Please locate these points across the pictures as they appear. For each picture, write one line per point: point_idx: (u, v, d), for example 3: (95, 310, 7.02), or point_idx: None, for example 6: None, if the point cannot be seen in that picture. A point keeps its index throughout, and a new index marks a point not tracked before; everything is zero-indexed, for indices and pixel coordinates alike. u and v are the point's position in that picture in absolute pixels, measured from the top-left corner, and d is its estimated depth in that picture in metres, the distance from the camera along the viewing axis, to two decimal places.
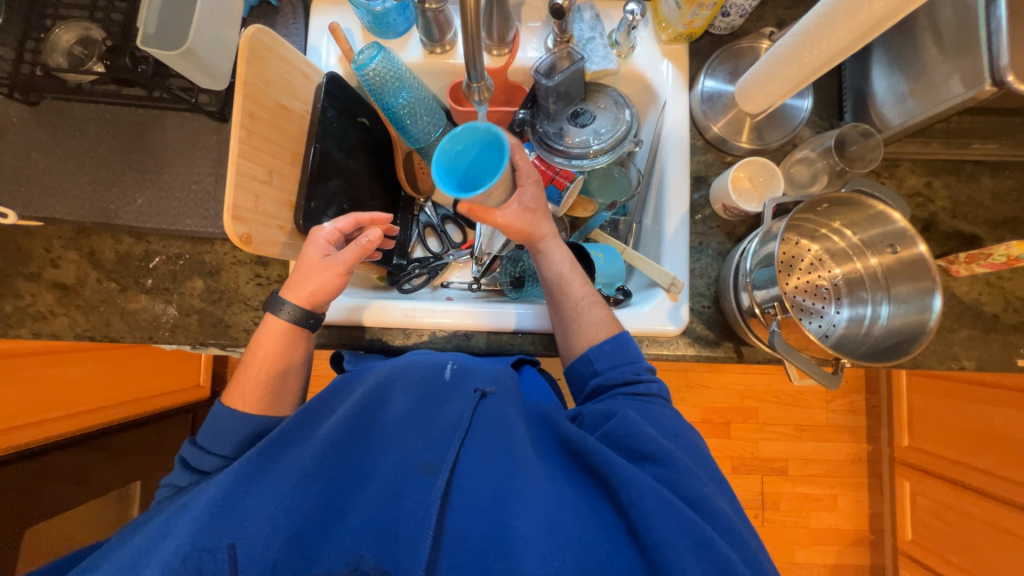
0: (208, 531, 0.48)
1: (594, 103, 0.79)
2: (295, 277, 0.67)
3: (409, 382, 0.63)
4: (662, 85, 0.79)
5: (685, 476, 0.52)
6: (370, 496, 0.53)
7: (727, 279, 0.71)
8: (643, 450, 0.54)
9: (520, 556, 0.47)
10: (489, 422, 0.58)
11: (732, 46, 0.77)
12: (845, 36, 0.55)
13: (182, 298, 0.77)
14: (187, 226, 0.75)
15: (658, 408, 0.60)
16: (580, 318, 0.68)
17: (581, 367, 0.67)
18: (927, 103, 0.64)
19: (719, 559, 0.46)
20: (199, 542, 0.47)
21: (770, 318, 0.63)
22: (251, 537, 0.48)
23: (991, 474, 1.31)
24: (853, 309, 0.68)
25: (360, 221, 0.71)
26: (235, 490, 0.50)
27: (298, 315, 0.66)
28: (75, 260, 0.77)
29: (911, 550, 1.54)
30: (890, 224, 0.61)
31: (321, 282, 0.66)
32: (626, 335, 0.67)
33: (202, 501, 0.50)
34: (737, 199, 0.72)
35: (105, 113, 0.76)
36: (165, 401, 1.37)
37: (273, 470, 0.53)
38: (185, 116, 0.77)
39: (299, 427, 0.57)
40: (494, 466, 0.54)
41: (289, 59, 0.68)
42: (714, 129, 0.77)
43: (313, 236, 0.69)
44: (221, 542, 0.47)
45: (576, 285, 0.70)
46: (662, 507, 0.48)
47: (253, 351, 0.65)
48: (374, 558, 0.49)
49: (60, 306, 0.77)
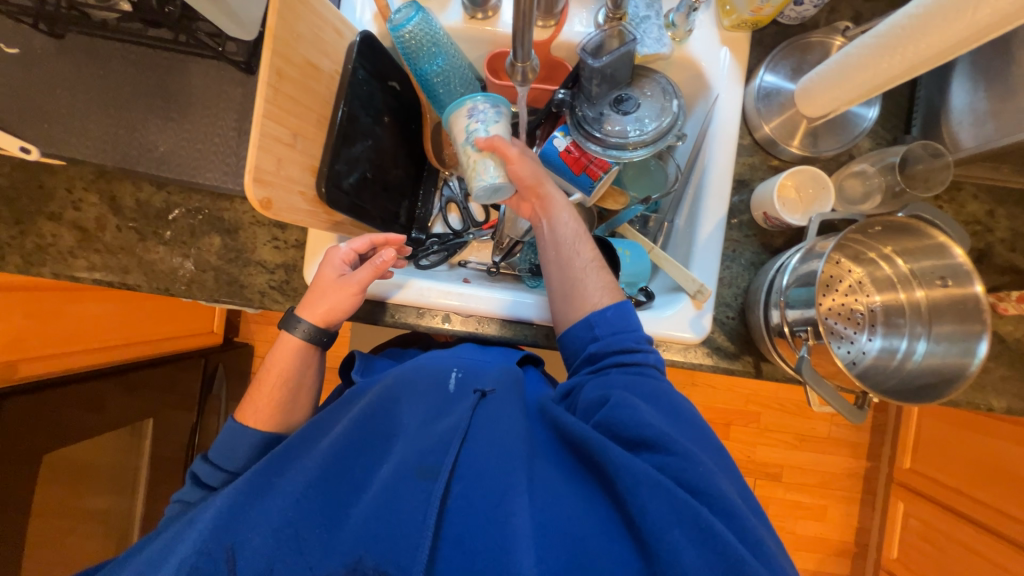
0: (214, 536, 0.50)
1: (640, 90, 0.73)
2: (309, 296, 0.67)
3: (416, 388, 0.65)
4: (717, 75, 0.72)
5: (682, 460, 0.52)
6: (368, 499, 0.53)
7: (758, 292, 0.67)
8: (636, 437, 0.54)
9: (517, 554, 0.46)
10: (489, 425, 0.58)
11: (800, 39, 0.71)
12: (935, 44, 0.49)
13: (199, 253, 0.76)
14: (208, 179, 0.73)
15: (656, 384, 0.60)
16: (585, 279, 0.67)
17: (580, 334, 0.65)
18: (1008, 128, 0.59)
19: (718, 542, 0.45)
20: (204, 545, 0.49)
21: (799, 342, 0.59)
22: (250, 545, 0.49)
23: (991, 507, 1.29)
24: (886, 338, 0.64)
25: (376, 242, 0.70)
26: (242, 503, 0.52)
27: (313, 333, 0.66)
28: (96, 204, 0.76)
29: (895, 568, 1.56)
30: (949, 258, 0.56)
31: (335, 301, 0.66)
32: (627, 304, 0.66)
33: (209, 514, 0.52)
34: (780, 209, 0.67)
35: (132, 53, 0.74)
36: (160, 348, 1.38)
37: (277, 483, 0.55)
38: (212, 63, 0.74)
39: (304, 439, 0.60)
40: (492, 459, 0.54)
41: (321, 12, 0.63)
42: (765, 129, 0.72)
43: (329, 255, 0.69)
44: (222, 545, 0.49)
45: (584, 248, 0.69)
46: (656, 491, 0.49)
47: (267, 369, 0.66)
48: (372, 559, 0.48)
49: (80, 250, 0.76)
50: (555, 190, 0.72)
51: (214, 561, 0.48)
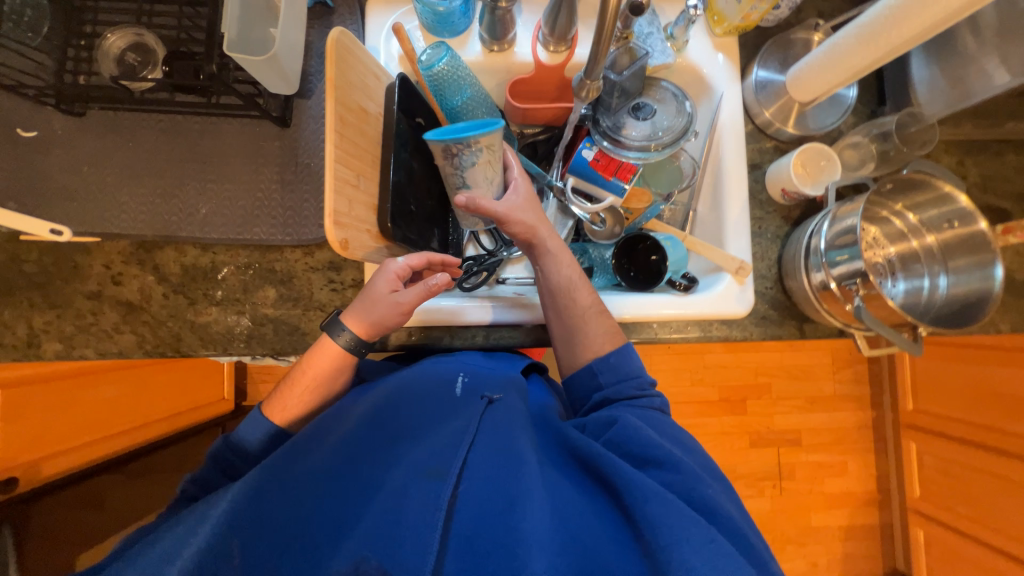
0: (227, 535, 0.52)
1: (652, 96, 0.81)
2: (357, 305, 0.67)
3: (418, 391, 0.63)
4: (717, 77, 0.81)
5: (688, 478, 0.54)
6: (376, 501, 0.51)
7: (796, 259, 0.75)
8: (646, 455, 0.56)
9: (527, 559, 0.46)
10: (499, 427, 0.57)
11: (782, 37, 0.81)
12: (909, 32, 0.59)
13: (255, 308, 0.75)
14: (257, 233, 0.74)
15: (659, 415, 0.64)
16: (586, 326, 0.68)
17: (585, 381, 0.69)
18: (957, 97, 0.71)
19: (725, 555, 0.46)
20: (218, 542, 0.51)
21: (849, 293, 0.67)
22: (259, 544, 0.51)
23: (994, 429, 1.41)
24: (908, 280, 0.72)
25: (432, 261, 0.71)
26: (250, 503, 0.53)
27: (352, 342, 0.67)
28: (138, 275, 0.74)
29: (921, 507, 1.65)
30: (954, 204, 0.65)
31: (383, 316, 0.67)
32: (629, 348, 0.69)
33: (219, 512, 0.53)
34: (798, 184, 0.75)
35: (161, 122, 0.75)
36: (191, 419, 1.30)
37: (280, 486, 0.55)
38: (245, 122, 0.76)
39: (310, 441, 0.59)
40: (500, 468, 0.53)
41: (364, 60, 0.67)
42: (766, 114, 0.81)
43: (384, 266, 0.68)
44: (232, 545, 0.51)
45: (583, 293, 0.70)
46: (666, 505, 0.50)
47: (302, 371, 0.67)
48: (375, 559, 0.46)
49: (126, 324, 0.74)
50: (550, 232, 0.72)
51: (224, 559, 0.50)
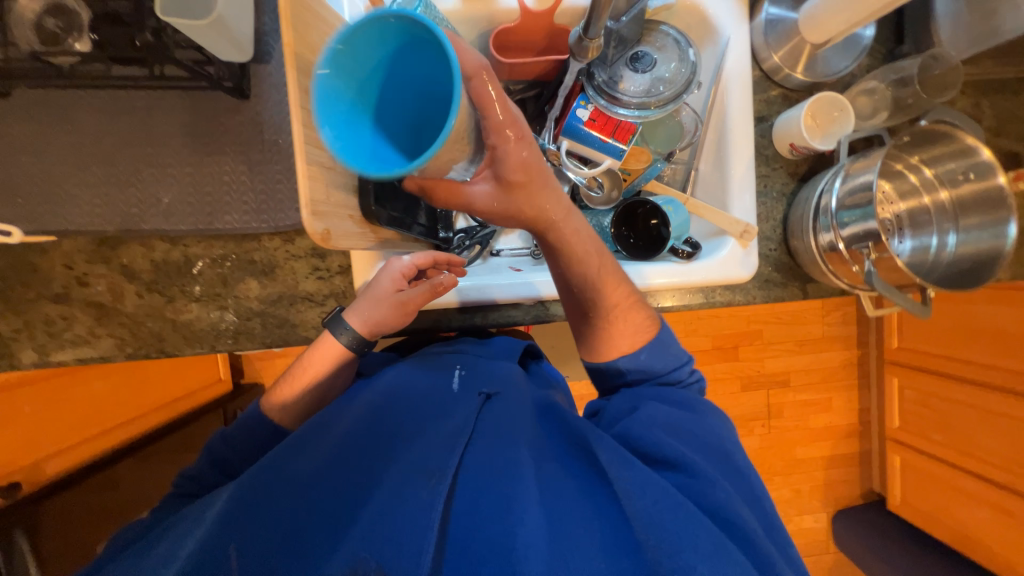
0: (215, 535, 0.48)
1: (651, 43, 0.73)
2: (357, 303, 0.65)
3: (421, 389, 0.63)
4: (723, 17, 0.73)
5: (701, 482, 0.53)
6: (376, 499, 0.50)
7: (804, 219, 0.72)
8: (656, 452, 0.55)
9: (523, 562, 0.45)
10: (499, 423, 0.58)
11: None
12: None
13: (238, 302, 0.71)
14: (229, 222, 0.68)
15: (687, 401, 0.62)
16: (613, 327, 0.63)
17: (610, 375, 0.66)
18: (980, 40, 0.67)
19: (729, 562, 0.45)
20: (206, 544, 0.47)
21: (858, 256, 0.65)
22: (249, 545, 0.48)
23: (976, 364, 1.47)
24: (915, 239, 0.69)
25: (438, 259, 0.67)
26: (243, 497, 0.51)
27: (354, 341, 0.65)
28: (106, 275, 0.69)
29: (899, 436, 1.76)
30: (976, 157, 0.61)
31: (383, 316, 0.65)
32: (662, 337, 0.65)
33: (214, 506, 0.51)
34: (809, 138, 0.71)
35: (100, 100, 0.66)
36: (203, 396, 1.33)
37: (273, 484, 0.52)
38: (197, 95, 0.67)
39: (308, 433, 0.58)
40: (501, 467, 0.53)
41: (326, 17, 0.58)
42: (774, 59, 0.74)
43: (387, 265, 0.66)
44: (224, 544, 0.47)
45: (611, 289, 0.62)
46: (670, 507, 0.49)
47: (303, 367, 0.66)
48: (374, 561, 0.45)
49: (102, 327, 0.70)
50: (580, 222, 0.57)
51: (217, 561, 0.46)
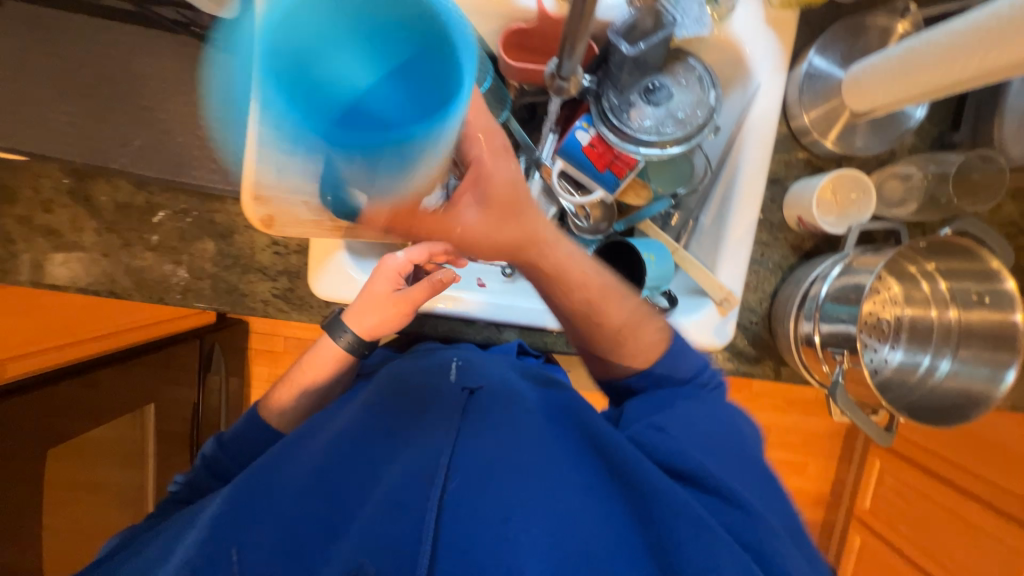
0: (209, 541, 0.53)
1: (673, 75, 0.67)
2: (357, 307, 0.66)
3: (411, 387, 0.65)
4: (759, 61, 0.66)
5: (727, 497, 0.50)
6: (371, 502, 0.54)
7: (790, 301, 0.66)
8: (670, 464, 0.53)
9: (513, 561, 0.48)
10: (487, 423, 0.59)
11: (854, 19, 0.65)
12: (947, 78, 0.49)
13: (193, 259, 0.70)
14: (193, 178, 0.66)
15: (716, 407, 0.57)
16: (622, 344, 0.58)
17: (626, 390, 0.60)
18: None
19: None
20: (206, 545, 0.53)
21: (830, 360, 0.60)
22: (257, 540, 0.53)
23: (979, 477, 1.29)
24: (908, 351, 0.63)
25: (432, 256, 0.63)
26: (247, 500, 0.56)
27: (356, 343, 0.68)
28: (71, 206, 0.69)
29: (865, 517, 1.60)
30: (997, 284, 0.56)
31: (385, 316, 0.66)
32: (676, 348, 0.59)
33: (210, 515, 0.56)
34: (817, 214, 0.65)
35: (87, 27, 0.64)
36: (183, 325, 1.30)
37: (275, 484, 0.57)
38: (184, 41, 0.65)
39: (303, 437, 0.64)
40: (487, 467, 0.55)
41: None
42: (804, 119, 0.66)
43: (382, 263, 0.65)
44: (226, 549, 0.53)
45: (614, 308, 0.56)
46: (694, 528, 0.47)
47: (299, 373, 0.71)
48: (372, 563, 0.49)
49: (60, 256, 0.70)
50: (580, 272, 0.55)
51: (216, 563, 0.52)
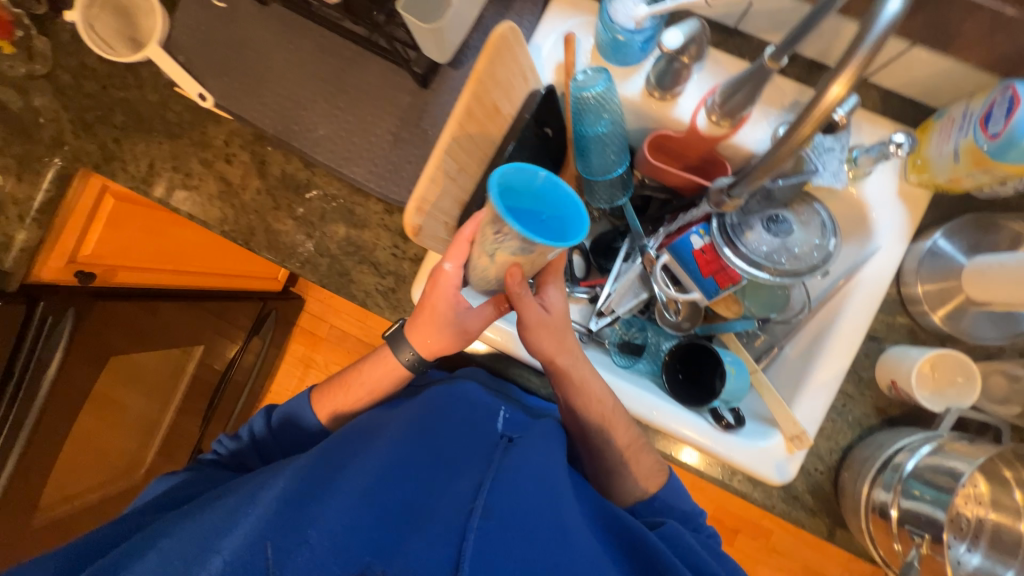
0: (258, 543, 0.48)
1: (797, 214, 0.71)
2: (418, 330, 0.66)
3: (461, 417, 0.63)
4: (882, 226, 0.70)
5: None
6: (431, 527, 0.49)
7: (867, 463, 0.64)
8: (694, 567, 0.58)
9: None
10: (539, 471, 0.57)
11: (985, 217, 0.68)
12: None
13: (323, 237, 0.78)
14: (354, 172, 0.76)
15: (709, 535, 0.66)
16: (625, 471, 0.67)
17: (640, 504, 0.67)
18: None
19: None
20: (250, 544, 0.48)
21: (906, 540, 0.58)
22: (309, 546, 0.47)
23: None
24: (988, 558, 0.60)
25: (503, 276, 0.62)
26: (291, 502, 0.51)
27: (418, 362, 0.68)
28: (246, 163, 0.80)
29: None
30: None
31: (446, 340, 0.66)
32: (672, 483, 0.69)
33: (259, 509, 0.51)
34: (914, 384, 0.64)
35: (323, 37, 0.78)
36: (254, 286, 1.38)
37: (326, 489, 0.52)
38: (391, 68, 0.77)
39: (352, 439, 0.60)
40: (547, 519, 0.53)
41: (520, 61, 0.65)
42: (917, 289, 0.69)
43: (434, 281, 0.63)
44: (269, 551, 0.47)
45: (620, 433, 0.66)
46: None
47: (357, 385, 0.72)
48: None
49: (219, 200, 0.80)
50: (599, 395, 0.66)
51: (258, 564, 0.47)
